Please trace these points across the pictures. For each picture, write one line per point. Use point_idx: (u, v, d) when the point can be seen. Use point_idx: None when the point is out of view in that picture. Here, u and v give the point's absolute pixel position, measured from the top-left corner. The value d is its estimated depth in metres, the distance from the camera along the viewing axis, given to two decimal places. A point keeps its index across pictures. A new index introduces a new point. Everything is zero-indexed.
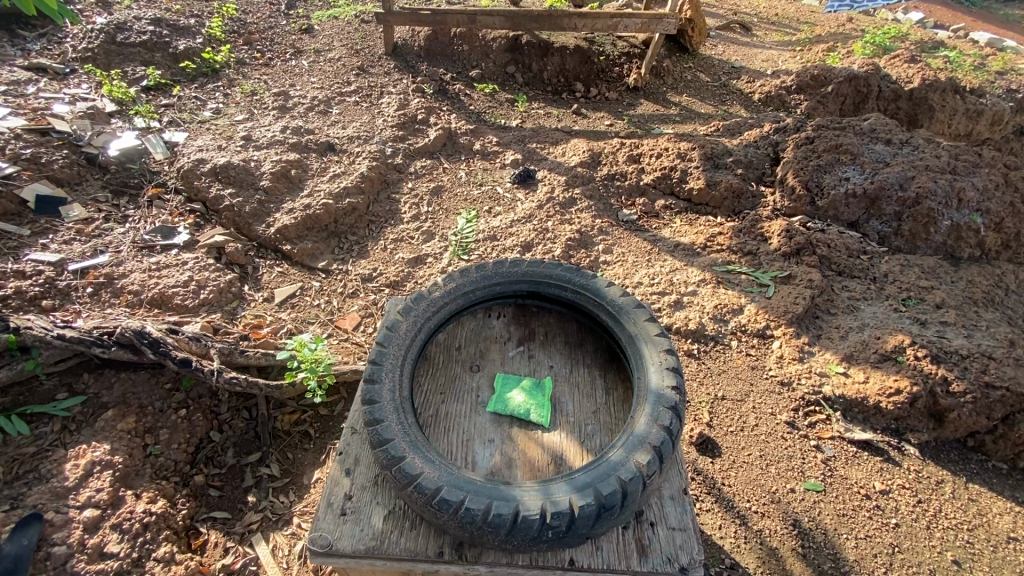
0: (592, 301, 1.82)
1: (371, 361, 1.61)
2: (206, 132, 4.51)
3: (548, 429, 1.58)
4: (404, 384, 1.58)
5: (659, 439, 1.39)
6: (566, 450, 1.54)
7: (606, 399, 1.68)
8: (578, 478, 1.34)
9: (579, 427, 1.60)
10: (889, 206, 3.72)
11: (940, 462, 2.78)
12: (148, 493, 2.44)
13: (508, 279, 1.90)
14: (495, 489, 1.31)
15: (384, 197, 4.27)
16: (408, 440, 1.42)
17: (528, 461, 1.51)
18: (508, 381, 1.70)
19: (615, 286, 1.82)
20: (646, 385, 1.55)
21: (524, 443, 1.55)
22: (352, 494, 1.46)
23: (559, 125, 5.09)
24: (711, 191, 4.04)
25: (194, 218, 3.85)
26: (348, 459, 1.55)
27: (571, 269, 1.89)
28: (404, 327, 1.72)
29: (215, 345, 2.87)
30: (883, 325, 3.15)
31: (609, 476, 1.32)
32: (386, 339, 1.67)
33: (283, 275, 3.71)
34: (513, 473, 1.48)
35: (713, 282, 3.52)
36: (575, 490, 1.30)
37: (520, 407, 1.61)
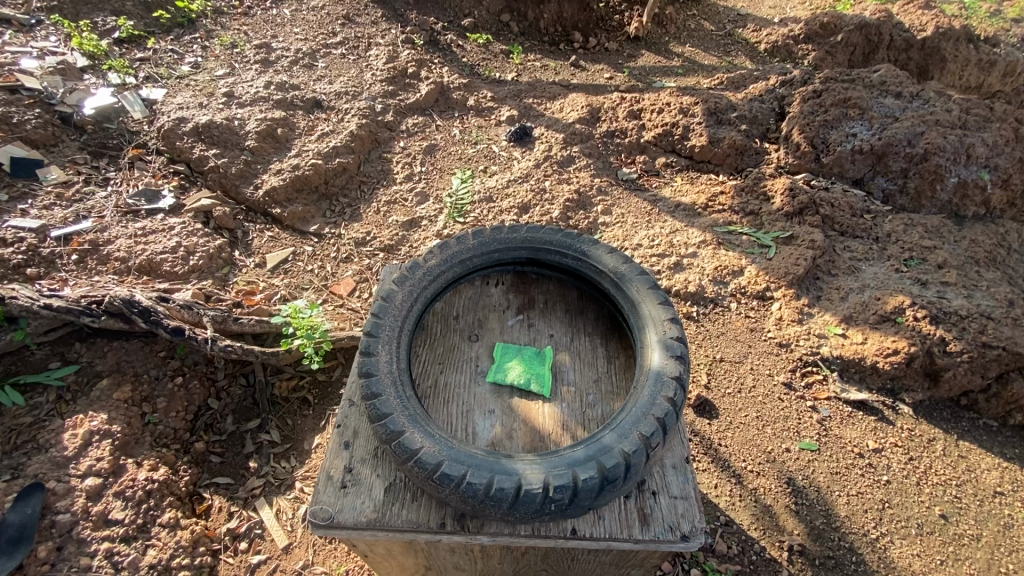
0: (592, 269, 1.77)
1: (367, 332, 1.57)
2: (185, 88, 4.29)
3: (549, 400, 1.56)
4: (401, 357, 1.54)
5: (663, 410, 1.36)
6: (567, 419, 1.52)
7: (608, 368, 1.65)
8: (581, 451, 1.32)
9: (580, 397, 1.57)
10: (896, 162, 3.62)
11: (933, 420, 2.80)
12: (149, 461, 2.44)
13: (506, 246, 1.83)
14: (496, 463, 1.29)
15: (375, 157, 4.11)
16: (407, 414, 1.39)
17: (530, 432, 1.49)
18: (507, 351, 1.67)
19: (618, 251, 1.76)
20: (650, 354, 1.51)
21: (526, 413, 1.53)
22: (352, 467, 1.44)
23: (556, 78, 4.87)
24: (714, 148, 3.91)
25: (179, 181, 3.73)
26: (346, 431, 1.52)
27: (572, 234, 1.82)
28: (399, 297, 1.66)
29: (208, 314, 2.82)
30: (884, 286, 3.13)
31: (612, 449, 1.30)
32: (381, 310, 1.61)
33: (275, 240, 3.62)
34: (514, 445, 1.47)
35: (713, 243, 3.47)
36: (578, 463, 1.28)
37: (521, 377, 1.58)
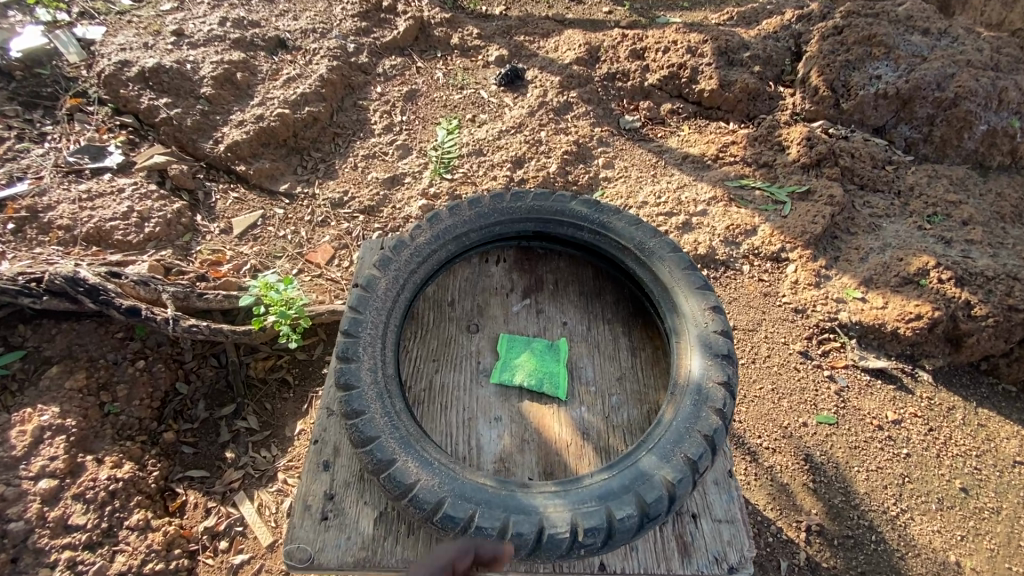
0: (616, 246, 1.69)
1: (347, 331, 1.44)
2: (127, 25, 3.74)
3: (564, 405, 1.51)
4: (386, 362, 1.43)
5: (703, 438, 1.29)
6: (587, 429, 1.47)
7: (633, 363, 1.61)
8: (614, 480, 1.25)
9: (602, 399, 1.52)
10: (922, 108, 3.32)
11: (952, 387, 2.67)
12: (111, 458, 2.21)
13: (510, 218, 1.74)
14: (512, 498, 1.23)
15: (350, 104, 3.67)
16: (397, 437, 1.29)
17: (546, 446, 1.43)
18: (516, 343, 1.62)
19: (643, 224, 1.69)
20: (689, 364, 1.45)
21: (540, 422, 1.47)
22: (334, 493, 1.32)
23: (550, 12, 4.37)
24: (724, 92, 3.56)
25: (127, 136, 3.30)
26: (326, 449, 1.39)
27: (587, 205, 1.72)
28: (382, 285, 1.55)
29: (168, 290, 2.51)
30: (906, 245, 2.91)
31: (653, 479, 1.24)
32: (359, 304, 1.49)
33: (241, 202, 3.25)
34: (525, 460, 1.41)
35: (724, 199, 3.19)
36: (614, 495, 1.23)
37: (534, 372, 1.53)
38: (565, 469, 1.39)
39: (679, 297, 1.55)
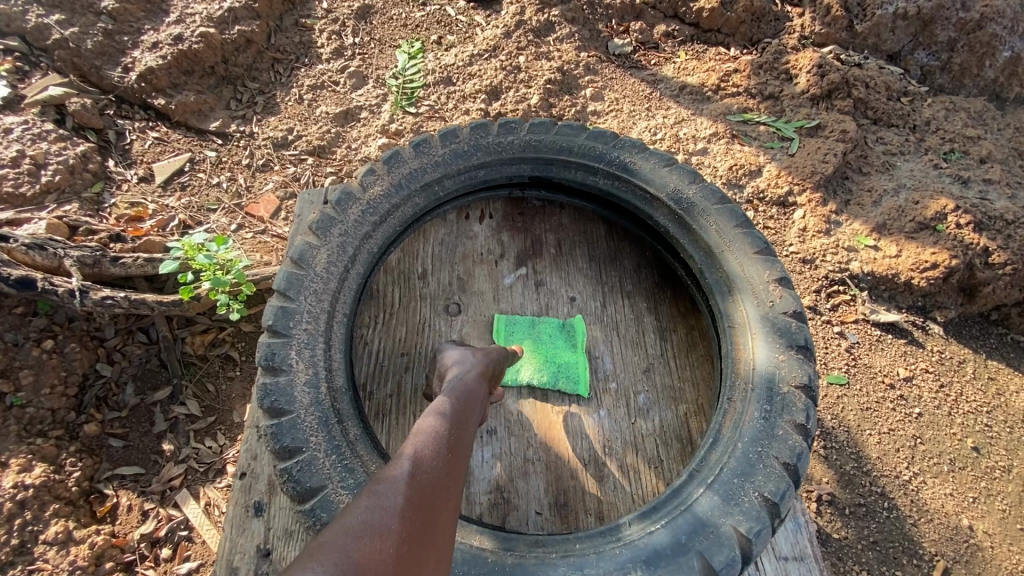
0: (644, 202, 1.65)
1: (273, 332, 1.36)
2: None
3: (575, 418, 1.54)
4: (324, 377, 1.35)
5: (777, 488, 1.28)
6: (609, 444, 1.51)
7: (662, 354, 1.64)
8: (677, 528, 1.25)
9: (631, 401, 1.57)
10: (942, 31, 2.98)
11: (962, 340, 2.51)
12: (17, 461, 1.84)
13: (503, 162, 1.68)
14: (555, 565, 1.20)
15: (290, 23, 3.07)
16: (344, 482, 1.23)
17: (562, 465, 1.48)
18: (515, 324, 1.65)
19: (678, 166, 1.64)
20: (754, 365, 1.43)
21: (551, 435, 1.52)
22: (272, 541, 1.39)
23: None
24: (727, 11, 3.12)
25: (11, 61, 2.68)
26: (259, 491, 1.45)
27: (599, 146, 1.67)
28: (321, 258, 1.46)
29: (72, 256, 2.05)
30: (922, 186, 2.66)
31: (722, 528, 1.23)
32: (294, 290, 1.41)
33: (163, 144, 2.72)
34: (534, 483, 1.46)
35: (726, 136, 2.84)
36: (669, 550, 1.21)
37: (538, 358, 1.60)
38: (583, 493, 1.45)
39: (734, 266, 1.53)
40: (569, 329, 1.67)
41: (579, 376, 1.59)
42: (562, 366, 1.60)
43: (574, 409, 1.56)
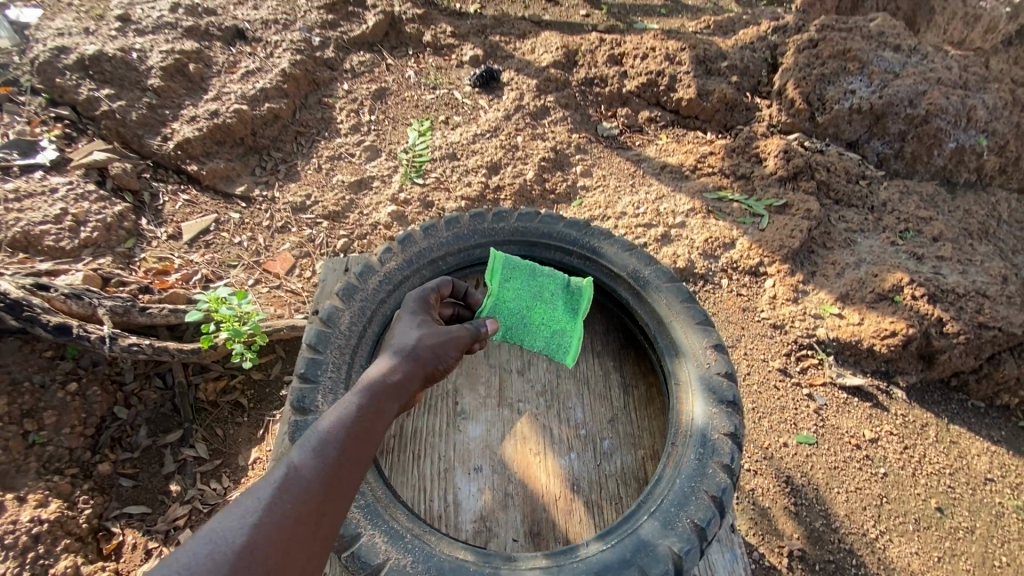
0: (611, 276, 1.88)
1: (303, 378, 1.55)
2: (66, 8, 3.45)
3: (552, 457, 1.69)
4: None
5: (709, 507, 1.43)
6: (577, 481, 1.65)
7: (624, 405, 1.81)
8: (621, 545, 1.38)
9: (596, 444, 1.72)
10: (894, 124, 3.35)
11: (924, 404, 2.68)
12: (35, 496, 1.96)
13: (496, 243, 1.93)
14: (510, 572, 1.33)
15: (314, 101, 3.45)
16: (360, 504, 1.37)
17: (535, 498, 1.61)
18: (513, 270, 1.75)
19: (637, 251, 1.90)
20: (691, 412, 1.60)
21: (527, 471, 1.65)
22: None
23: (526, 13, 4.25)
24: (703, 102, 3.51)
25: (62, 129, 3.00)
26: None
27: (574, 232, 1.93)
28: (347, 318, 1.69)
29: (105, 305, 2.26)
30: (881, 260, 2.92)
31: (659, 549, 1.36)
32: (322, 344, 1.62)
33: (192, 205, 3.00)
34: (511, 515, 1.58)
35: (702, 211, 3.14)
36: (616, 565, 1.34)
37: (538, 316, 1.76)
38: (554, 525, 1.57)
39: (678, 333, 1.73)
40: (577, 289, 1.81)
41: (569, 345, 1.76)
42: (552, 323, 1.77)
43: (548, 449, 1.70)
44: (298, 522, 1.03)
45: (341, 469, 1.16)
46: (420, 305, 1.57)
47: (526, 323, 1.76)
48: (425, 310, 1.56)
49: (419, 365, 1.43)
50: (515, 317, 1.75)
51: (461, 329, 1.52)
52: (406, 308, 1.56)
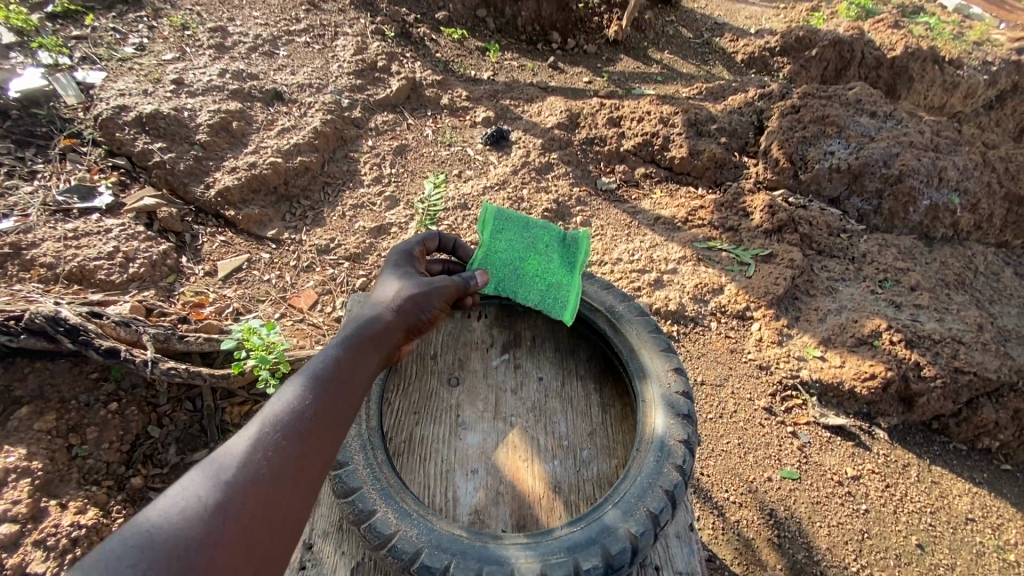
0: (586, 307, 1.74)
1: None
2: (128, 72, 3.91)
3: (538, 459, 1.51)
4: (371, 414, 1.44)
5: (671, 483, 1.33)
6: (558, 483, 1.48)
7: (603, 418, 1.61)
8: (582, 528, 1.26)
9: (574, 452, 1.53)
10: (871, 183, 3.62)
11: (906, 445, 2.81)
12: (75, 503, 2.19)
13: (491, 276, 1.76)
14: (483, 547, 1.22)
15: (341, 156, 3.83)
16: (379, 487, 1.30)
17: (518, 497, 1.44)
18: (504, 222, 1.78)
19: (614, 290, 1.77)
20: (651, 424, 1.45)
21: (514, 472, 1.48)
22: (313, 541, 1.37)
23: (534, 80, 4.71)
24: (694, 160, 3.83)
25: (118, 177, 3.37)
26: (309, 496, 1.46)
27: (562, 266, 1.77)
28: None
29: (148, 332, 2.52)
30: (860, 307, 3.12)
31: (617, 531, 1.25)
32: None
33: (227, 245, 3.32)
34: (499, 513, 1.41)
35: (693, 259, 3.39)
36: (581, 544, 1.23)
37: (532, 268, 1.75)
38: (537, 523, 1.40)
39: (645, 358, 1.58)
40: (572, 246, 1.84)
41: (566, 297, 1.71)
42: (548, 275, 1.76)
43: (536, 454, 1.52)
44: (280, 465, 1.15)
45: (318, 425, 1.24)
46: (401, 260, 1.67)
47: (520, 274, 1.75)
48: (405, 267, 1.66)
49: (398, 318, 1.51)
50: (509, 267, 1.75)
51: (445, 281, 1.58)
52: (390, 265, 1.67)
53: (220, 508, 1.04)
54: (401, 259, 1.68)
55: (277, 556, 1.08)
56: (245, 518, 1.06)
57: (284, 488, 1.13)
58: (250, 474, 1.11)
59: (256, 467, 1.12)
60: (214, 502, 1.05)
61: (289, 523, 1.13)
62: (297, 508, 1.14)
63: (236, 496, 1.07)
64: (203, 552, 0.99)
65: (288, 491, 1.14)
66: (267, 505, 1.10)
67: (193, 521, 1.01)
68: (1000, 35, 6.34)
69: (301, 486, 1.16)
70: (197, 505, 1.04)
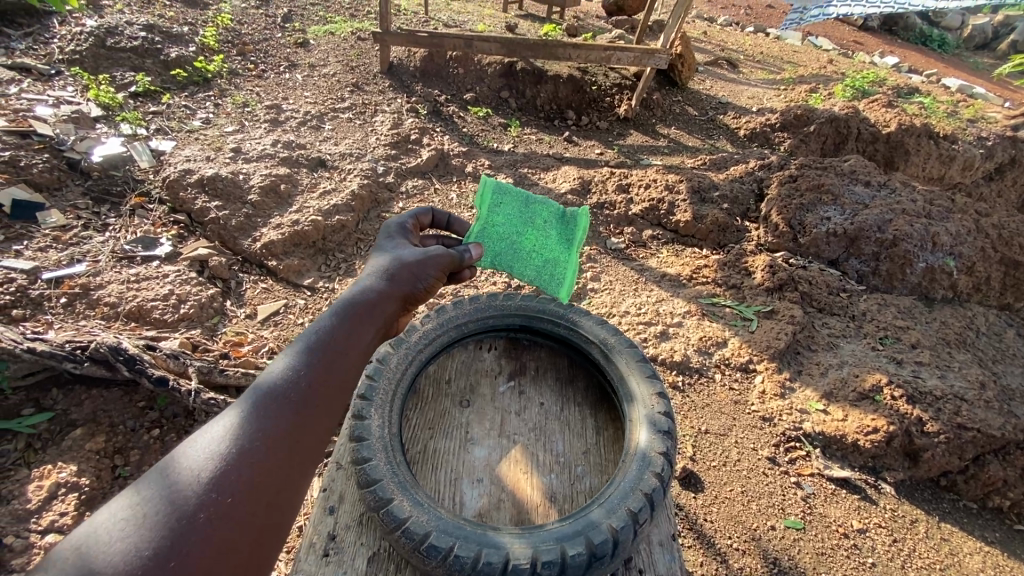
0: (584, 338, 1.90)
1: (361, 396, 1.63)
2: (194, 142, 4.48)
3: (537, 472, 1.63)
4: (393, 421, 1.59)
5: (650, 486, 1.45)
6: (554, 493, 1.59)
7: (597, 440, 1.74)
8: (570, 523, 1.39)
9: (569, 468, 1.66)
10: (868, 246, 3.83)
11: (914, 501, 2.83)
12: None
13: (501, 311, 1.96)
14: (484, 534, 1.35)
15: (374, 215, 4.24)
16: (396, 480, 1.43)
17: (517, 502, 1.55)
18: (502, 199, 2.11)
19: (608, 324, 1.93)
20: (636, 440, 1.59)
21: (515, 483, 1.60)
22: (336, 534, 1.46)
23: (551, 151, 5.18)
24: (698, 224, 4.11)
25: (178, 230, 3.80)
26: (332, 496, 1.55)
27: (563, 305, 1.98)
28: (395, 360, 1.74)
29: (194, 364, 2.81)
30: (861, 363, 3.23)
31: (600, 525, 1.37)
32: (377, 372, 1.69)
33: (268, 292, 3.67)
34: (501, 516, 1.52)
35: (698, 314, 3.57)
36: (567, 536, 1.35)
37: (529, 244, 2.14)
38: None
39: (632, 383, 1.73)
40: (571, 220, 2.19)
41: (560, 275, 2.16)
42: (542, 246, 2.15)
43: (534, 466, 1.65)
44: (278, 439, 1.27)
45: (312, 402, 1.38)
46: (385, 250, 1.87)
47: (516, 246, 2.13)
48: (395, 249, 1.87)
49: (385, 301, 1.70)
50: (506, 239, 2.11)
51: (436, 257, 1.83)
52: (381, 249, 1.88)
53: (214, 479, 1.14)
54: (391, 246, 1.90)
55: (277, 525, 1.19)
56: (239, 488, 1.15)
57: (277, 460, 1.24)
58: (241, 448, 1.21)
59: (247, 444, 1.23)
60: (209, 475, 1.15)
61: (284, 494, 1.23)
62: (290, 480, 1.25)
63: (229, 467, 1.17)
64: (198, 518, 1.07)
65: (282, 463, 1.25)
66: (261, 475, 1.20)
67: (186, 492, 1.11)
68: (996, 113, 6.70)
69: (293, 460, 1.27)
70: (190, 478, 1.13)
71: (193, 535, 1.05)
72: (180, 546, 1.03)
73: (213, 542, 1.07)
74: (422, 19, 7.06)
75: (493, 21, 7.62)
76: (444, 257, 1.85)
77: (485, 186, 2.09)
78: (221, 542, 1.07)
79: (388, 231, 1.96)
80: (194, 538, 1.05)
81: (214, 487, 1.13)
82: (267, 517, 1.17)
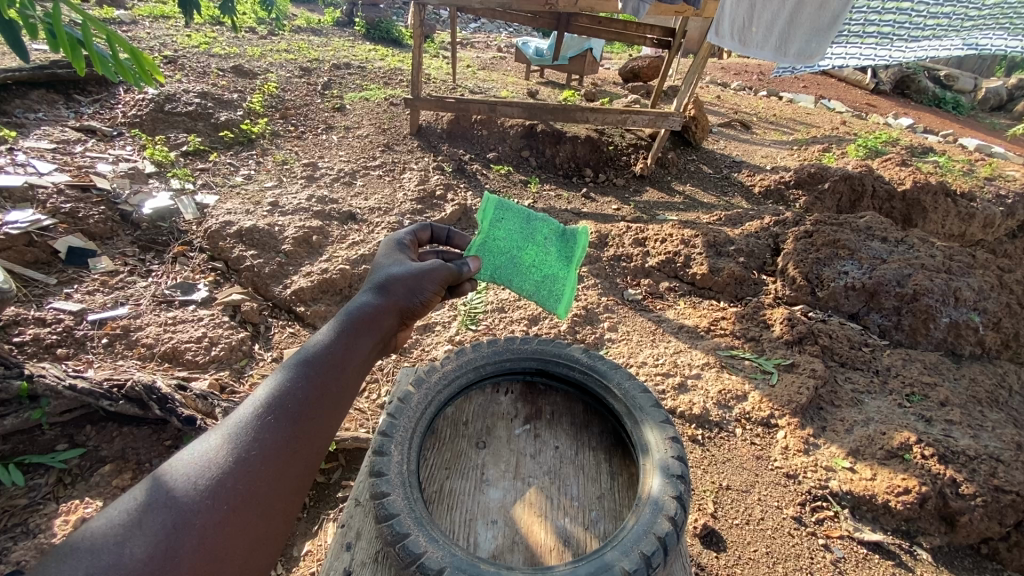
0: (598, 383, 1.94)
1: (380, 432, 1.69)
2: (235, 196, 4.81)
3: (548, 513, 1.64)
4: (411, 458, 1.64)
5: (664, 530, 1.47)
6: (567, 536, 1.59)
7: (611, 485, 1.75)
8: (582, 566, 1.40)
9: (583, 512, 1.66)
10: (888, 300, 3.82)
11: (953, 570, 2.67)
12: None
13: (518, 354, 2.04)
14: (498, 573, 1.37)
15: None
16: (414, 516, 1.47)
17: (530, 546, 1.56)
18: (503, 214, 2.23)
19: (623, 370, 1.97)
20: (649, 485, 1.60)
21: (525, 523, 1.61)
22: (352, 569, 1.48)
23: (569, 207, 5.38)
24: (715, 276, 4.17)
25: (215, 277, 4.03)
26: (350, 532, 1.59)
27: (579, 350, 2.04)
28: (415, 399, 1.82)
29: (220, 406, 2.97)
30: (888, 420, 3.14)
31: (612, 567, 1.39)
32: (398, 411, 1.76)
33: (294, 336, 3.80)
34: (513, 558, 1.53)
35: (716, 366, 3.56)
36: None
37: (528, 261, 2.28)
38: None
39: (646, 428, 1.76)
40: (572, 239, 2.29)
41: (560, 292, 2.32)
42: (540, 262, 2.30)
43: (546, 509, 1.66)
44: (273, 451, 1.33)
45: (308, 414, 1.44)
46: (384, 266, 1.95)
47: (515, 261, 2.27)
48: (395, 264, 1.95)
49: (381, 314, 1.77)
50: (506, 253, 2.26)
51: (435, 272, 1.91)
52: (381, 265, 1.96)
53: (211, 488, 1.20)
54: (390, 260, 1.98)
55: (266, 538, 1.25)
56: (235, 497, 1.21)
57: (270, 471, 1.30)
58: (237, 458, 1.27)
59: (244, 453, 1.29)
60: (206, 483, 1.20)
61: (275, 507, 1.28)
62: (280, 496, 1.31)
63: (225, 477, 1.23)
64: (193, 524, 1.13)
65: (276, 475, 1.30)
66: (254, 488, 1.25)
67: (183, 498, 1.16)
68: (1014, 171, 6.73)
69: (285, 475, 1.33)
70: (186, 484, 1.19)
71: (188, 540, 1.11)
72: (174, 553, 1.08)
73: (205, 548, 1.12)
74: (449, 86, 7.60)
75: (516, 88, 8.16)
76: (443, 272, 1.93)
77: (487, 204, 2.21)
78: (212, 549, 1.13)
79: (387, 248, 2.06)
80: (189, 543, 1.11)
81: (210, 496, 1.18)
82: (257, 530, 1.23)
